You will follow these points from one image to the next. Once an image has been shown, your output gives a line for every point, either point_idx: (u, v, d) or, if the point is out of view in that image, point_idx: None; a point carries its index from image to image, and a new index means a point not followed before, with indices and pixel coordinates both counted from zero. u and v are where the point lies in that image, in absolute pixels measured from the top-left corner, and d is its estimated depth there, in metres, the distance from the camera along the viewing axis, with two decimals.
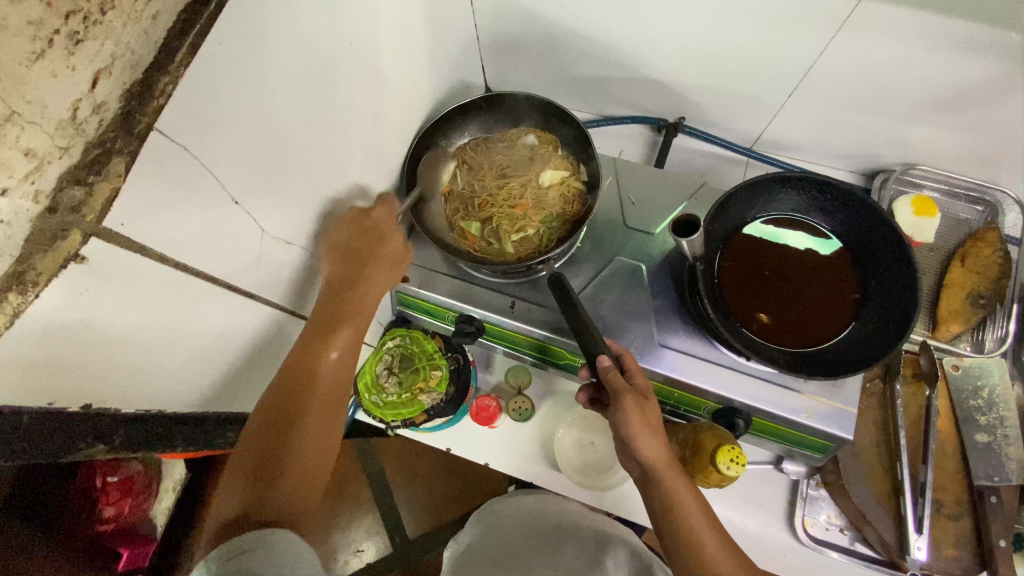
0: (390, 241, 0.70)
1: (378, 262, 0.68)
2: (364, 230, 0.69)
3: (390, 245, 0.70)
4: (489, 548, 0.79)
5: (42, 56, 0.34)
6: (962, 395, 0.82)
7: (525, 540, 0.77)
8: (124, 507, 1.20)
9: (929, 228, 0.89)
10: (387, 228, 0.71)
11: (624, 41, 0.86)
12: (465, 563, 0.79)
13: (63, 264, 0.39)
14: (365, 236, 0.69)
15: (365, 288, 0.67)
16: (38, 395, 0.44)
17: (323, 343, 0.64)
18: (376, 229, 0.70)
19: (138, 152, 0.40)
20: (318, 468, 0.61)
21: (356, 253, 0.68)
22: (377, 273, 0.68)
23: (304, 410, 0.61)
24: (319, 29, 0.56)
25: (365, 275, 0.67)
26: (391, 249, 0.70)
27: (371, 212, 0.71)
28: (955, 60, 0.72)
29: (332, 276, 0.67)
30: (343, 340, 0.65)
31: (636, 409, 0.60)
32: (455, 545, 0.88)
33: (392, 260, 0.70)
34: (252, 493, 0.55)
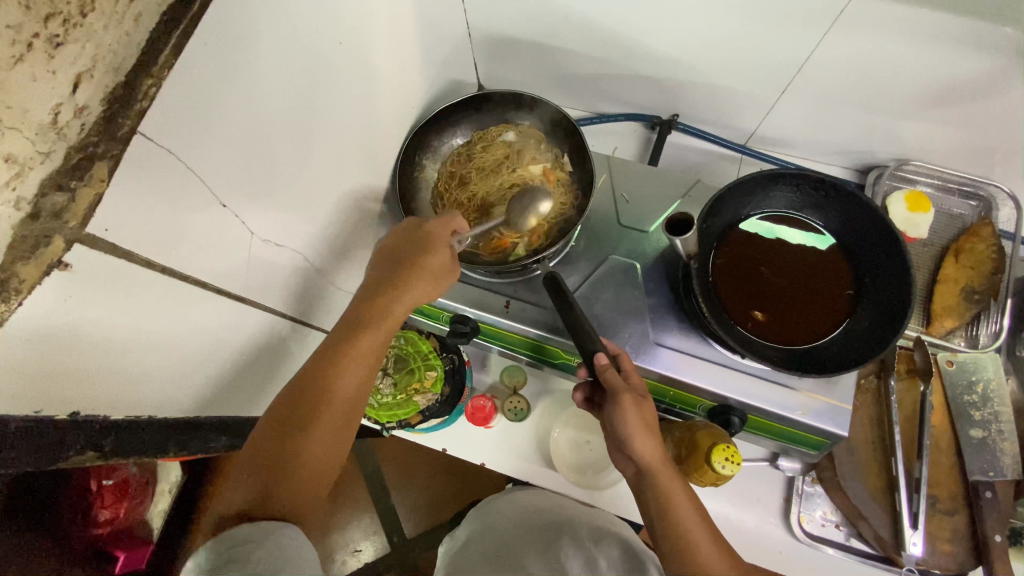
0: (440, 250, 0.68)
1: (418, 270, 0.66)
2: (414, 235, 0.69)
3: (436, 256, 0.67)
4: (484, 544, 0.78)
5: (21, 60, 0.33)
6: (956, 391, 0.82)
7: (520, 535, 0.76)
8: (120, 510, 1.20)
9: (923, 224, 0.89)
10: (437, 237, 0.69)
11: (617, 37, 0.86)
12: (459, 559, 0.78)
13: (46, 271, 0.38)
14: (416, 242, 0.69)
15: (402, 297, 0.65)
16: (26, 403, 0.43)
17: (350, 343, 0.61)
18: (430, 237, 0.69)
19: (121, 157, 0.39)
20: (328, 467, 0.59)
21: (400, 259, 0.68)
22: (418, 280, 0.66)
23: (319, 411, 0.58)
24: (307, 27, 0.55)
25: (407, 284, 0.65)
26: (438, 259, 0.67)
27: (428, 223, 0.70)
28: (948, 54, 0.71)
29: (376, 278, 0.67)
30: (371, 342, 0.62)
31: (633, 408, 0.60)
32: (452, 541, 0.87)
33: (437, 270, 0.67)
34: (260, 486, 0.54)
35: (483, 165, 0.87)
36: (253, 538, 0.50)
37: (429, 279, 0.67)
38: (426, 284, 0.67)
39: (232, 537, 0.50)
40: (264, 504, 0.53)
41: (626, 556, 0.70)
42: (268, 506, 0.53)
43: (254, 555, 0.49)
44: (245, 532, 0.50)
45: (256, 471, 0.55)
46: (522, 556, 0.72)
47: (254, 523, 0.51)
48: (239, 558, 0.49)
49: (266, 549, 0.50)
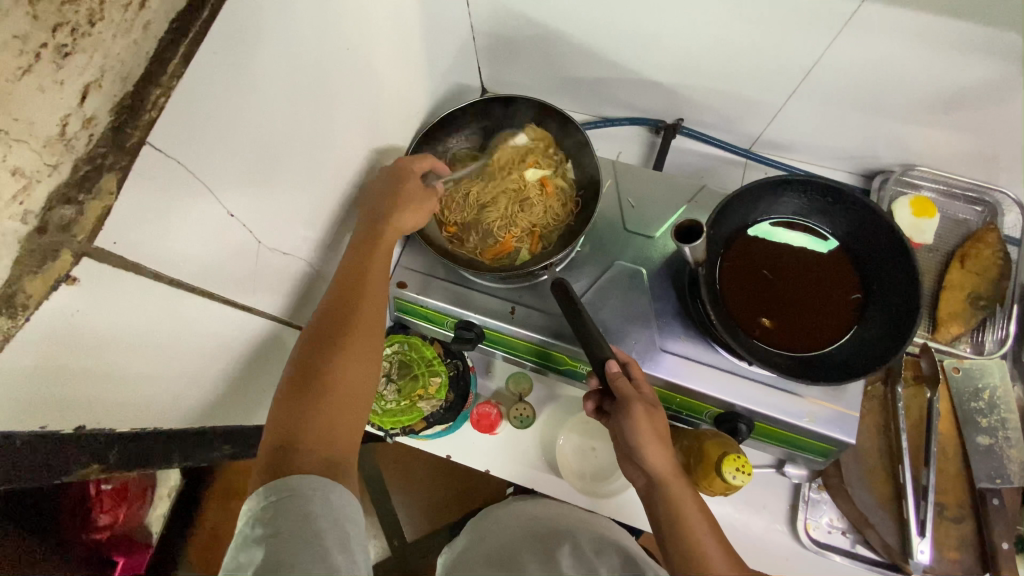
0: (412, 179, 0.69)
1: (404, 200, 0.68)
2: (394, 174, 0.70)
3: (413, 182, 0.69)
4: (486, 546, 0.78)
5: (28, 71, 0.33)
6: (964, 398, 0.82)
7: (522, 539, 0.77)
8: (119, 515, 1.18)
9: (929, 229, 0.90)
10: (413, 168, 0.71)
11: (623, 41, 0.85)
12: (460, 561, 0.78)
13: (54, 285, 0.38)
14: (396, 176, 0.69)
15: (395, 224, 0.67)
16: (32, 417, 0.43)
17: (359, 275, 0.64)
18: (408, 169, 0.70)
19: (130, 168, 0.39)
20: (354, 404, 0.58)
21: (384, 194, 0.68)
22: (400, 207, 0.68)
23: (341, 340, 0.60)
24: (315, 32, 0.54)
25: (396, 213, 0.67)
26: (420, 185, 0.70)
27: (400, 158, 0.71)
28: (956, 61, 0.71)
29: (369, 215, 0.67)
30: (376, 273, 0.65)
31: (645, 418, 0.59)
32: (449, 549, 0.86)
33: (421, 195, 0.70)
34: (297, 423, 0.55)
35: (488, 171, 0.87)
36: (306, 493, 0.49)
37: (409, 204, 0.68)
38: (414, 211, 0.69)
39: (285, 486, 0.49)
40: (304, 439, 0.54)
41: (627, 566, 0.68)
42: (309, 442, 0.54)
43: (305, 514, 0.48)
44: (293, 486, 0.49)
45: (284, 415, 0.55)
46: (523, 557, 0.72)
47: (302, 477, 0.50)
48: (290, 513, 0.48)
49: (317, 508, 0.49)
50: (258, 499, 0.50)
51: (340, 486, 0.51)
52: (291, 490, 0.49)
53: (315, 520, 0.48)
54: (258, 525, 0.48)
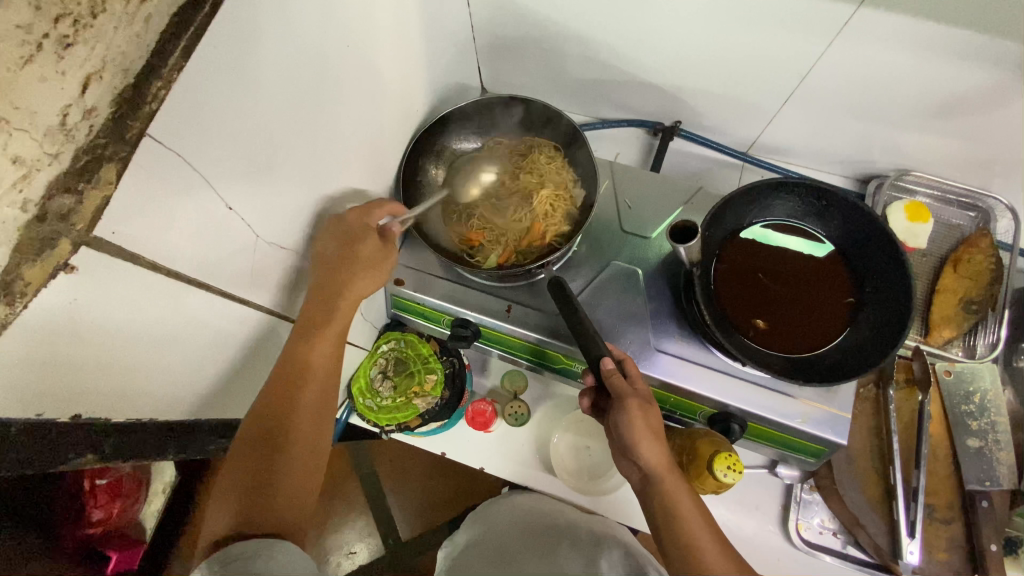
0: (367, 242, 0.66)
1: (353, 269, 0.65)
2: (345, 236, 0.66)
3: (367, 245, 0.66)
4: (483, 546, 0.78)
5: (30, 60, 0.33)
6: (955, 400, 0.83)
7: (519, 539, 0.76)
8: (113, 510, 1.19)
9: (923, 235, 0.91)
10: (364, 229, 0.66)
11: (621, 42, 0.86)
12: (458, 561, 0.78)
13: (53, 273, 0.38)
14: (347, 239, 0.66)
15: (347, 296, 0.65)
16: (29, 404, 0.43)
17: (304, 349, 0.63)
18: (358, 232, 0.66)
19: (129, 159, 0.39)
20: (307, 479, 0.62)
21: (334, 260, 0.65)
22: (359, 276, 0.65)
23: (293, 417, 0.61)
24: (314, 28, 0.55)
25: (344, 284, 0.64)
26: (371, 251, 0.66)
27: (346, 217, 0.66)
28: (950, 66, 0.72)
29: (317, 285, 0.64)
30: (326, 346, 0.64)
31: (638, 413, 0.60)
32: (450, 546, 0.86)
33: (372, 265, 0.67)
34: (242, 506, 0.56)
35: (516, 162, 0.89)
36: (250, 551, 0.52)
37: (367, 273, 0.66)
38: (363, 281, 0.66)
39: (230, 553, 0.51)
40: (256, 513, 0.56)
41: (629, 565, 0.68)
42: (256, 521, 0.55)
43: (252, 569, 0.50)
44: (239, 548, 0.52)
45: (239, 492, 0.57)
46: (521, 561, 0.71)
47: (245, 541, 0.53)
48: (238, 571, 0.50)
49: (262, 563, 0.51)
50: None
51: (285, 545, 0.54)
52: (235, 555, 0.51)
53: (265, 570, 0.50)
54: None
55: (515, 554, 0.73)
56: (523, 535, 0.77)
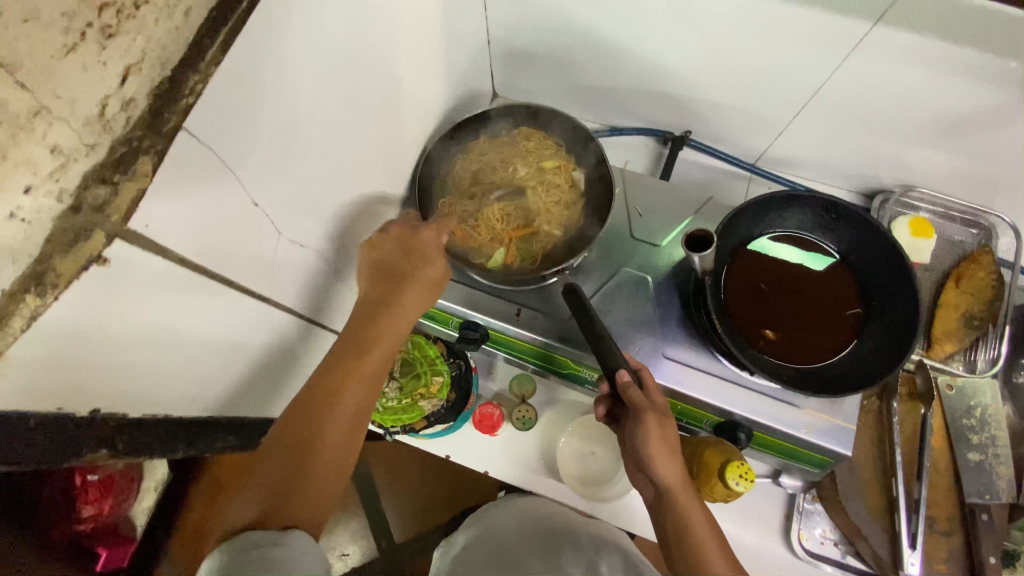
0: (429, 265, 0.67)
1: (406, 285, 0.65)
2: (403, 245, 0.67)
3: (430, 268, 0.67)
4: (485, 543, 0.78)
5: (73, 49, 0.33)
6: (956, 414, 0.84)
7: (519, 542, 0.76)
8: (104, 506, 1.15)
9: (926, 249, 0.93)
10: (429, 252, 0.68)
11: (637, 51, 0.86)
12: (458, 562, 0.76)
13: (85, 265, 0.37)
14: (407, 254, 0.67)
15: (397, 311, 0.64)
16: (50, 398, 0.43)
17: (360, 347, 0.62)
18: (423, 250, 0.68)
19: (165, 152, 0.38)
20: (333, 481, 0.60)
21: (391, 272, 0.66)
22: (409, 293, 0.65)
23: (331, 419, 0.59)
24: (341, 29, 0.55)
25: (399, 300, 0.65)
26: (432, 271, 0.67)
27: (420, 233, 0.68)
28: (959, 85, 0.73)
29: (369, 294, 0.66)
30: (374, 361, 0.62)
31: (656, 429, 0.60)
32: (447, 546, 0.86)
33: (429, 284, 0.67)
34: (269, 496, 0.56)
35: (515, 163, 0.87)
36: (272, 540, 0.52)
37: (420, 292, 0.66)
38: (416, 296, 0.66)
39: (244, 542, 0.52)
40: (276, 511, 0.55)
41: (625, 564, 0.70)
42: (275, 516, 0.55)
43: (269, 560, 0.50)
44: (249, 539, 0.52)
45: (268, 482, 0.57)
46: (528, 562, 0.71)
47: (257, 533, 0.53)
48: (253, 560, 0.50)
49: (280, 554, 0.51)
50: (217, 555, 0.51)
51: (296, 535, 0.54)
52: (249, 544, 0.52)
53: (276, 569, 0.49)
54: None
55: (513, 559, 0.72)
56: (520, 538, 0.76)
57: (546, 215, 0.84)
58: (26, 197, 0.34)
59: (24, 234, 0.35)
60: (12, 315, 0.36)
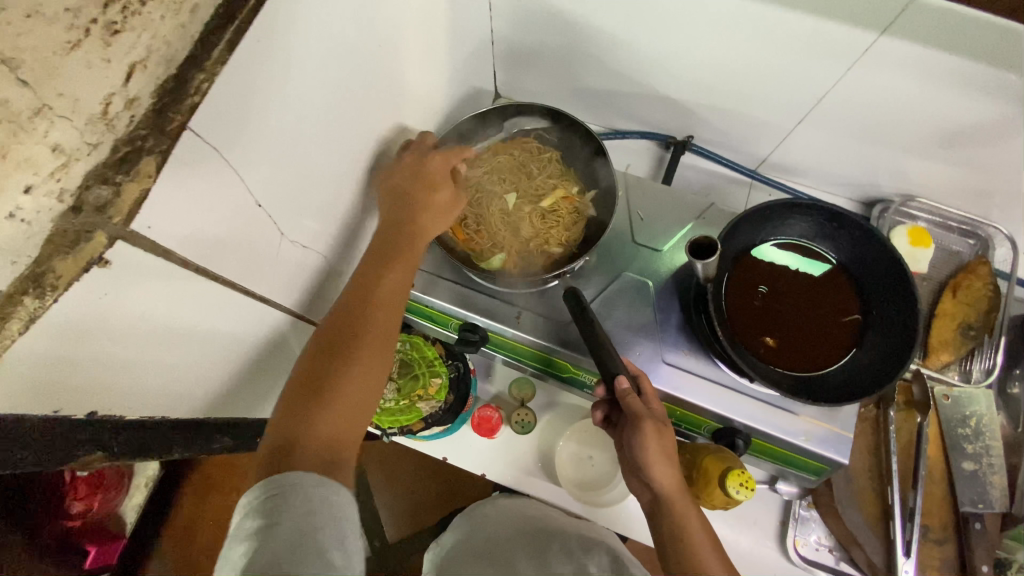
0: (443, 188, 0.67)
1: (424, 208, 0.66)
2: (416, 170, 0.68)
3: (442, 192, 0.67)
4: (478, 546, 0.77)
5: (77, 46, 0.32)
6: (951, 424, 0.85)
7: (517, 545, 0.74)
8: (94, 503, 1.14)
9: (923, 258, 0.93)
10: (441, 178, 0.68)
11: (642, 55, 0.86)
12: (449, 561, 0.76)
13: (86, 267, 0.36)
14: (419, 178, 0.67)
15: (416, 226, 0.65)
16: (46, 402, 0.43)
17: (375, 280, 0.61)
18: (433, 175, 0.68)
19: (170, 151, 0.38)
20: (365, 402, 0.56)
21: (404, 195, 0.66)
22: (427, 216, 0.66)
23: (359, 333, 0.57)
24: (349, 27, 0.54)
25: (417, 222, 0.65)
26: (443, 196, 0.68)
27: (429, 160, 0.68)
28: (961, 97, 0.74)
29: (387, 219, 0.65)
30: (396, 276, 0.62)
31: (654, 436, 0.61)
32: (436, 545, 0.84)
33: (443, 207, 0.67)
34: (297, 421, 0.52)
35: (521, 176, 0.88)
36: (302, 489, 0.48)
37: (436, 216, 0.67)
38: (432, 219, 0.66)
39: (283, 480, 0.48)
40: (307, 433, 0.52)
41: (614, 565, 0.67)
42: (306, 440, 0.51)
43: (302, 511, 0.47)
44: (288, 479, 0.48)
45: (294, 408, 0.54)
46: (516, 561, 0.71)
47: (299, 471, 0.49)
48: (286, 508, 0.47)
49: (313, 507, 0.47)
50: (251, 495, 0.49)
51: (333, 485, 0.49)
52: (285, 485, 0.48)
53: (302, 530, 0.46)
54: (249, 522, 0.47)
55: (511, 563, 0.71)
56: (519, 542, 0.75)
57: (548, 229, 0.84)
58: (26, 198, 0.33)
59: (24, 235, 0.34)
60: (11, 317, 0.36)
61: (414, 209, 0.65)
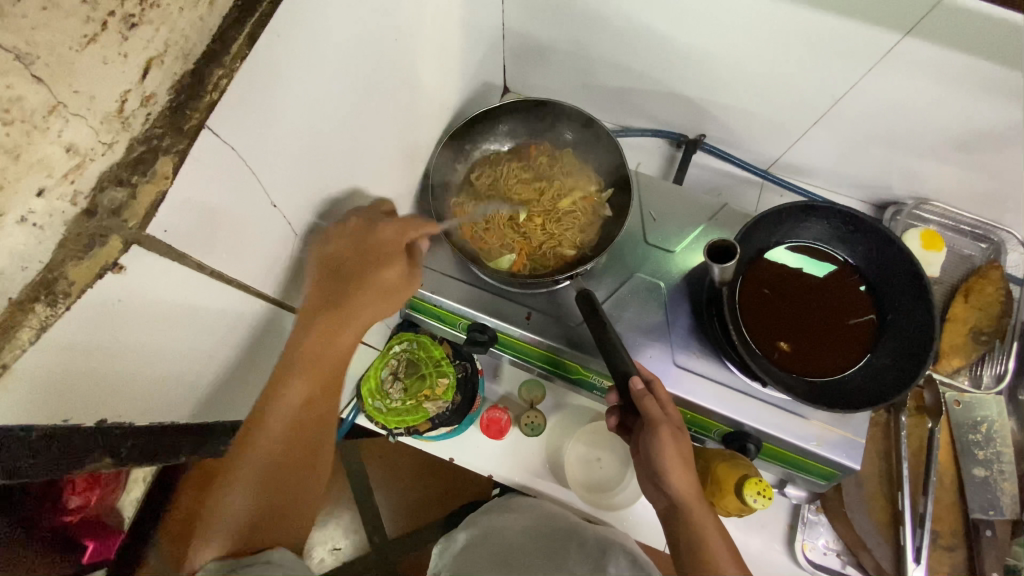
0: (389, 269, 0.63)
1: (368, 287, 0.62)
2: (356, 239, 0.61)
3: (391, 270, 0.63)
4: (488, 544, 0.76)
5: (93, 40, 0.31)
6: (963, 430, 0.85)
7: (528, 544, 0.74)
8: (91, 498, 1.13)
9: (935, 262, 0.92)
10: (384, 252, 0.63)
11: (657, 53, 0.84)
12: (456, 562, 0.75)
13: (102, 271, 0.36)
14: (364, 254, 0.61)
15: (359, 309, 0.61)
16: (56, 411, 0.43)
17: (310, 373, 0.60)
18: (386, 250, 0.63)
19: (187, 151, 0.37)
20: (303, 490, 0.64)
21: (344, 271, 0.60)
22: (372, 295, 0.62)
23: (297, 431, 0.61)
24: (364, 22, 0.52)
25: (357, 299, 0.61)
26: (388, 275, 0.63)
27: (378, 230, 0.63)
28: (978, 101, 0.73)
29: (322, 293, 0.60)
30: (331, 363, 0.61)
31: (671, 440, 0.60)
32: (449, 542, 0.84)
33: (387, 286, 0.64)
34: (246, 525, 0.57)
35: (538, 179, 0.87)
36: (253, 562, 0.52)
37: (382, 295, 0.63)
38: (377, 298, 0.63)
39: (231, 564, 0.52)
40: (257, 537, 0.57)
41: (633, 566, 0.67)
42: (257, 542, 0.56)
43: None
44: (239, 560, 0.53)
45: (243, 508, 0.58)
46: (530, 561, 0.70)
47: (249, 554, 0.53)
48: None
49: (266, 571, 0.52)
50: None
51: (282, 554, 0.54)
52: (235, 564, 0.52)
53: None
54: None
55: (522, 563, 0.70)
56: (529, 543, 0.74)
57: (561, 232, 0.83)
58: (38, 200, 0.32)
59: (36, 239, 0.33)
60: (23, 326, 0.35)
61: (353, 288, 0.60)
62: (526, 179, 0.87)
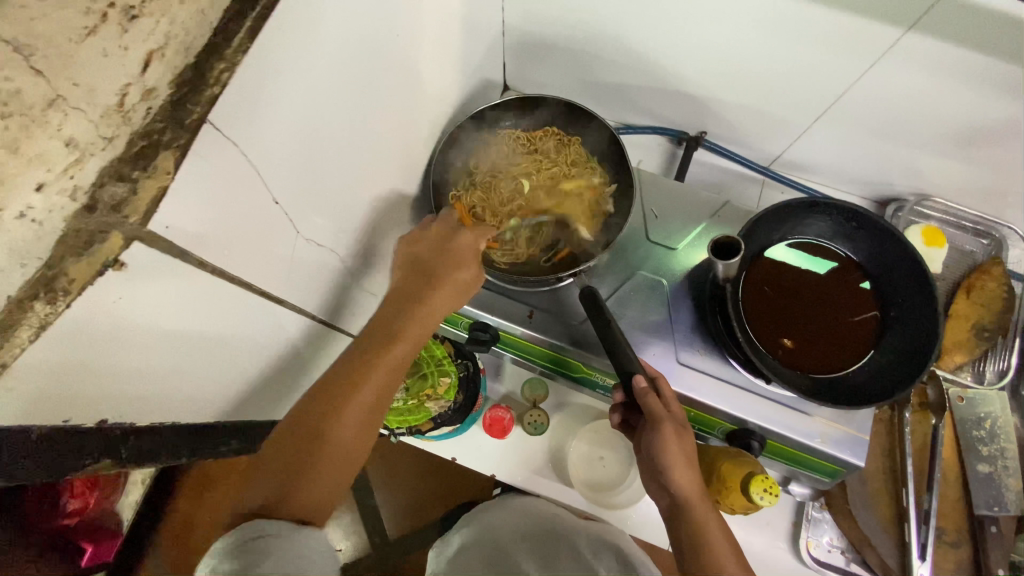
0: (463, 269, 0.65)
1: (440, 280, 0.64)
2: (439, 240, 0.67)
3: (465, 271, 0.65)
4: (488, 548, 0.73)
5: (93, 32, 0.30)
6: (966, 426, 0.84)
7: (523, 542, 0.72)
8: (90, 500, 1.11)
9: (938, 258, 0.91)
10: (462, 252, 0.66)
11: (658, 48, 0.84)
12: (455, 564, 0.73)
13: (100, 270, 0.35)
14: (442, 254, 0.66)
15: (431, 301, 0.63)
16: (53, 415, 0.44)
17: (376, 347, 0.58)
18: (462, 254, 0.66)
19: (187, 148, 0.36)
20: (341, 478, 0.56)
21: (427, 268, 0.65)
22: (442, 288, 0.63)
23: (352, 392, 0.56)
24: (365, 17, 0.52)
25: (430, 296, 0.63)
26: (462, 274, 0.65)
27: (457, 237, 0.67)
28: (982, 96, 0.73)
29: (400, 288, 0.64)
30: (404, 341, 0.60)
31: (674, 437, 0.60)
32: (443, 545, 0.83)
33: (460, 286, 0.65)
34: (278, 487, 0.52)
35: (541, 164, 0.85)
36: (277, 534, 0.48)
37: (452, 287, 0.64)
38: (448, 295, 0.64)
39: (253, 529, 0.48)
40: (285, 498, 0.52)
41: None
42: (282, 505, 0.51)
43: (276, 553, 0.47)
44: (256, 528, 0.48)
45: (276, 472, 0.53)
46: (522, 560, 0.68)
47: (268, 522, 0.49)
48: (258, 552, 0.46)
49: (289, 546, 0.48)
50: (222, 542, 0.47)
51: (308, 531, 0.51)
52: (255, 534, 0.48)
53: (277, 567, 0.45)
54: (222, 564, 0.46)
55: (517, 562, 0.68)
56: (523, 540, 0.72)
57: (571, 216, 0.82)
58: (37, 195, 0.32)
59: (34, 235, 0.33)
60: (22, 324, 0.35)
61: (431, 283, 0.63)
62: (529, 164, 0.85)
